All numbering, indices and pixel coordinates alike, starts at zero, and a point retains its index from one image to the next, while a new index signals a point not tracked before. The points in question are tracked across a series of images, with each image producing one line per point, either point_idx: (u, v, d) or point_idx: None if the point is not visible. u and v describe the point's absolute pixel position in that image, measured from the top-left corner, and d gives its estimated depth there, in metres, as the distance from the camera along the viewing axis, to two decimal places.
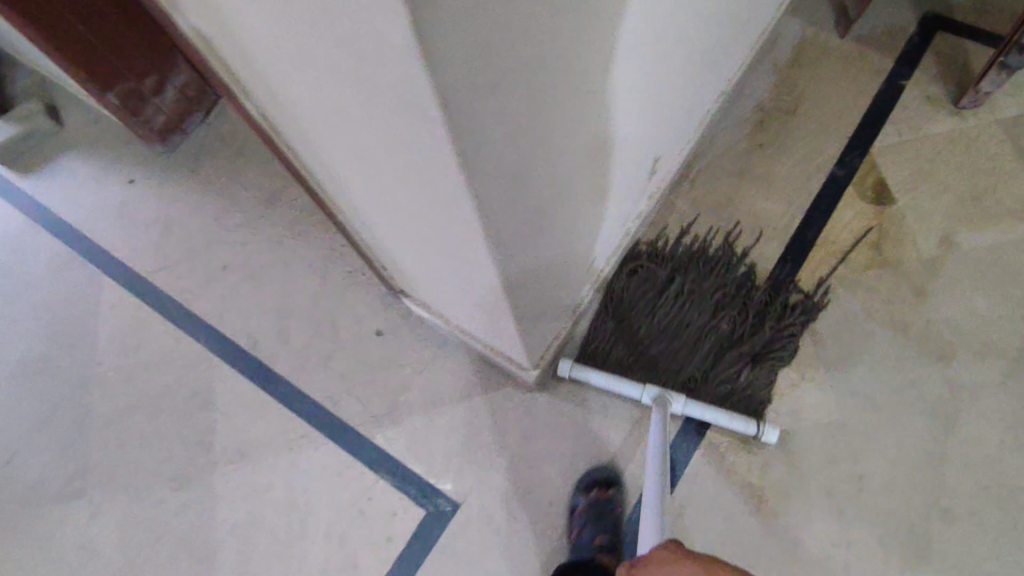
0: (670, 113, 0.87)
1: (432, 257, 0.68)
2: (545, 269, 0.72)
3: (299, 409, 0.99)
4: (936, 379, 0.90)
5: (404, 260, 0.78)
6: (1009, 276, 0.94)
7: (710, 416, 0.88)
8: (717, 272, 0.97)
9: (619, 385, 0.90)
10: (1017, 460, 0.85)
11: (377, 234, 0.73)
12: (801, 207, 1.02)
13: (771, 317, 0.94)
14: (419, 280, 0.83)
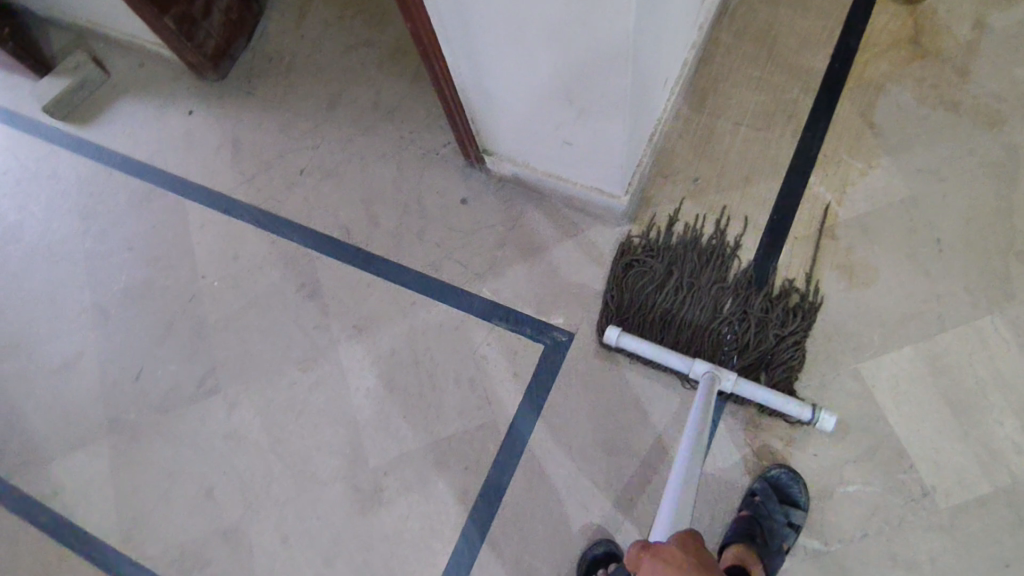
0: None
1: (544, 55, 0.75)
2: (646, 55, 0.80)
3: (404, 280, 1.05)
4: (990, 144, 0.97)
5: (502, 83, 0.85)
6: None
7: (762, 395, 0.85)
8: (712, 267, 0.97)
9: (667, 357, 0.89)
10: None
11: (484, 50, 0.80)
12: (839, 18, 1.09)
13: (774, 321, 0.92)
14: (511, 111, 0.91)
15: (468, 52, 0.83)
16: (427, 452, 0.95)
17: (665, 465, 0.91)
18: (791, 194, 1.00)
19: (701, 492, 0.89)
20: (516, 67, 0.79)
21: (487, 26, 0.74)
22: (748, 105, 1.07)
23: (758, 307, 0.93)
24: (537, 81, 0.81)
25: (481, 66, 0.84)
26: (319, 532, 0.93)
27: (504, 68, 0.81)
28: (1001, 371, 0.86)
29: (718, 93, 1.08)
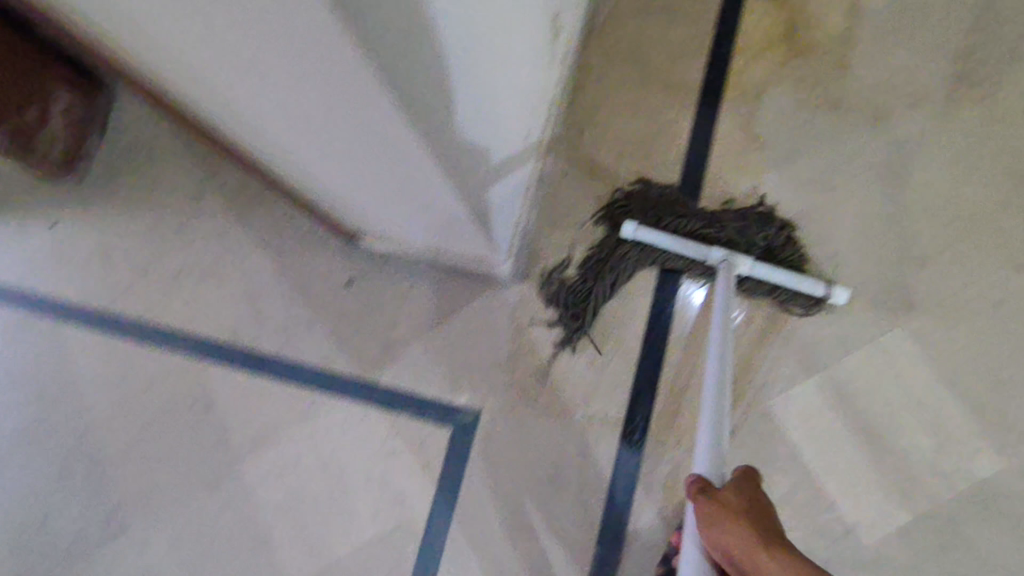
0: None
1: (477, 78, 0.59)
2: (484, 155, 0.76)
3: (301, 379, 1.00)
4: (876, 142, 0.93)
5: (459, 178, 0.69)
6: (923, 20, 0.95)
7: (781, 277, 0.83)
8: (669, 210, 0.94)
9: (684, 246, 0.89)
10: (970, 189, 0.89)
11: (425, 172, 0.63)
12: (711, 21, 1.02)
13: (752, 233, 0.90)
14: (476, 188, 0.76)
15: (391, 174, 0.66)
16: (348, 560, 0.93)
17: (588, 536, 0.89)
18: None
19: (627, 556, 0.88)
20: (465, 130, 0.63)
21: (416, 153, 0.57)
22: (628, 132, 1.00)
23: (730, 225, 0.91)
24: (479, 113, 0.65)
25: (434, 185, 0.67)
26: None
27: (459, 161, 0.65)
28: (908, 388, 0.84)
29: (597, 123, 1.01)
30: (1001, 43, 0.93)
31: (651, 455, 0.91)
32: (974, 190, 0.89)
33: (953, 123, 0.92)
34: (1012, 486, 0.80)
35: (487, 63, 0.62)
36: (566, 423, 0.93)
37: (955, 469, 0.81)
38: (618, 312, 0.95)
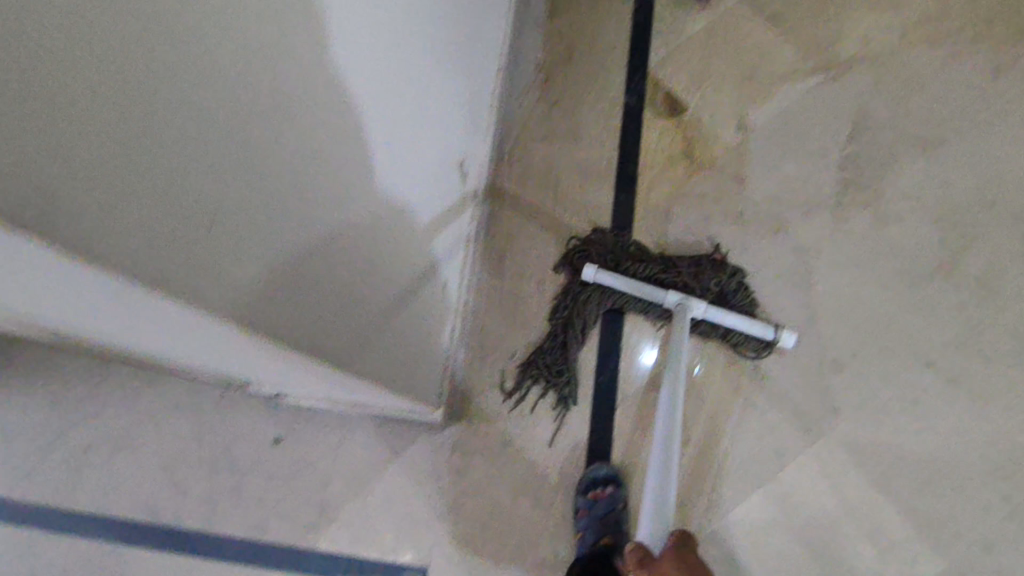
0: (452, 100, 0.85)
1: (384, 115, 0.60)
2: (386, 313, 0.69)
3: (232, 554, 0.93)
4: (781, 252, 0.97)
5: (392, 246, 0.69)
6: (805, 134, 1.02)
7: (734, 320, 0.88)
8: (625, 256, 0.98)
9: (642, 289, 0.90)
10: (871, 290, 0.94)
11: (366, 294, 0.62)
12: (613, 143, 1.06)
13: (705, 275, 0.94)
14: (411, 254, 0.76)
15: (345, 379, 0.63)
16: None
17: None
18: (609, 350, 0.96)
19: None
20: (391, 162, 0.64)
21: (348, 278, 0.57)
22: (547, 259, 1.02)
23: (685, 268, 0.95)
24: (399, 141, 0.66)
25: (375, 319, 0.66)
26: None
27: (390, 200, 0.65)
28: (843, 495, 0.87)
29: (515, 252, 1.03)
30: (879, 150, 1.00)
31: None
32: (877, 293, 0.94)
33: (847, 228, 0.97)
34: None
35: (359, 224, 0.57)
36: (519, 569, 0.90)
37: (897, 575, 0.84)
38: (552, 445, 0.94)
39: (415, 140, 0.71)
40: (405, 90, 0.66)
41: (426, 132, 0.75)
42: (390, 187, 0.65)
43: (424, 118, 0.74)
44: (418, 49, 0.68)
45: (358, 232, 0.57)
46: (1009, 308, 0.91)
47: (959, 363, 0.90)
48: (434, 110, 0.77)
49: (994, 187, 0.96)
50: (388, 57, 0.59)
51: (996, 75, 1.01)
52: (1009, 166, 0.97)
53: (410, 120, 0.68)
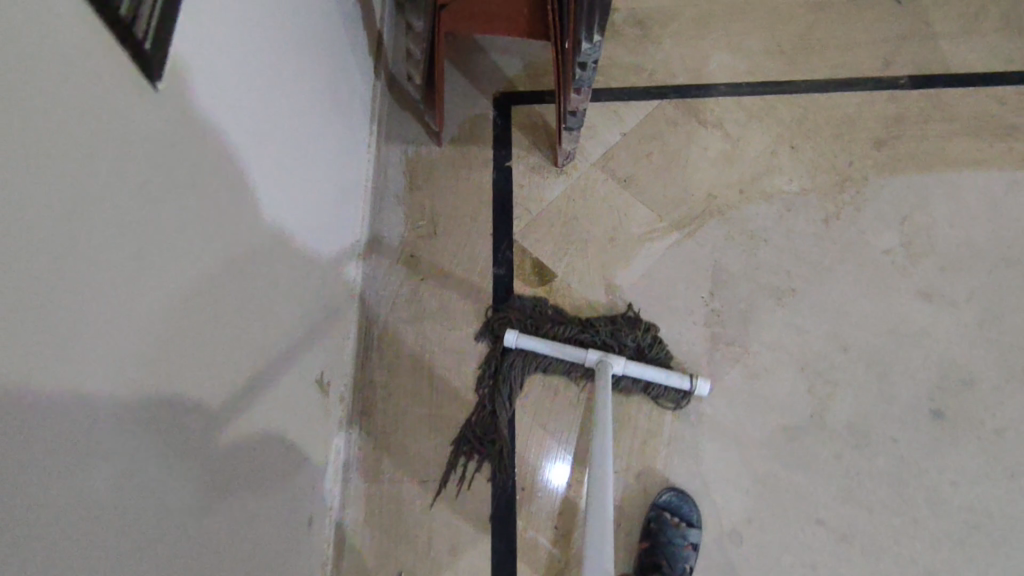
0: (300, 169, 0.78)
1: (259, 149, 0.64)
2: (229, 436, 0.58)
3: None
4: (665, 420, 0.97)
5: (275, 312, 0.71)
6: (671, 294, 1.05)
7: (651, 373, 0.94)
8: (544, 319, 1.02)
9: (562, 350, 0.95)
10: (756, 449, 0.94)
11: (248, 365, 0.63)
12: (486, 318, 1.04)
13: (622, 329, 1.01)
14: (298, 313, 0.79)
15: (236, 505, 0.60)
16: None
17: None
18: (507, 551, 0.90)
19: None
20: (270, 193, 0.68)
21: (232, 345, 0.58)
22: (427, 452, 0.96)
23: (602, 325, 1.01)
24: (276, 170, 0.70)
25: (258, 381, 0.65)
26: None
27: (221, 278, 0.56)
28: None
29: (392, 448, 0.96)
30: (739, 303, 1.04)
31: None
32: (760, 451, 0.94)
33: (724, 387, 0.98)
34: None
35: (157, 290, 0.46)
36: None
37: None
38: None
39: (285, 166, 0.73)
40: (279, 127, 0.71)
41: (304, 172, 0.80)
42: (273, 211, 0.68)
43: (301, 161, 0.79)
44: (279, 65, 0.70)
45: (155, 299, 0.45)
46: (880, 454, 0.93)
47: (850, 518, 0.90)
48: (310, 153, 0.83)
49: (846, 330, 1.02)
50: (245, 61, 0.59)
51: (826, 223, 1.10)
52: (855, 309, 1.03)
53: (286, 151, 0.73)
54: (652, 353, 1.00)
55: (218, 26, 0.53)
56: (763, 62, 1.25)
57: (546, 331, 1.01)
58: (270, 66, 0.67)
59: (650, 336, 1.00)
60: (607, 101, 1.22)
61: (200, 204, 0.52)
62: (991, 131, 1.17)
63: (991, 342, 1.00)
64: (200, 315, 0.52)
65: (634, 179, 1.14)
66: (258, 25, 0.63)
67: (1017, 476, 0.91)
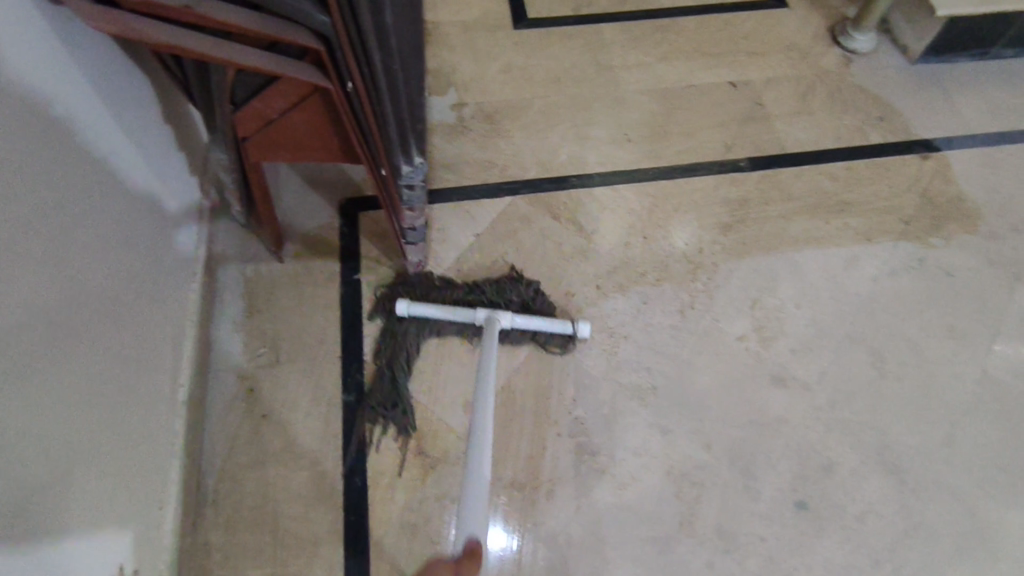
0: (94, 206, 0.77)
1: (7, 176, 0.62)
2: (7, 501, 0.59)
3: None
4: (532, 547, 0.91)
5: (61, 383, 0.68)
6: (533, 404, 1.01)
7: (536, 321, 1.01)
8: (431, 287, 1.07)
9: (452, 312, 1.00)
10: (627, 566, 0.90)
11: (15, 444, 0.61)
12: (335, 453, 0.95)
13: (507, 284, 1.07)
14: (99, 326, 0.76)
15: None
16: None
17: None
18: None
19: None
20: (35, 212, 0.66)
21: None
22: None
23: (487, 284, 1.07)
24: (45, 182, 0.68)
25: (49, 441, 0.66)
26: None
27: None
28: None
29: None
30: (601, 407, 1.01)
31: None
32: (632, 569, 0.90)
33: (592, 501, 0.94)
34: None
35: None
36: None
37: None
38: None
39: (70, 212, 0.72)
40: (47, 137, 0.68)
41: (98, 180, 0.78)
42: (36, 233, 0.66)
43: (92, 212, 0.76)
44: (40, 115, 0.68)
45: None
46: (750, 557, 0.91)
47: None
48: (107, 161, 0.80)
49: (708, 426, 1.01)
50: None
51: (682, 313, 1.10)
52: (715, 400, 1.03)
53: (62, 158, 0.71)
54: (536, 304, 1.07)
55: None
56: (611, 151, 1.27)
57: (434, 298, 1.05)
58: (25, 89, 0.65)
59: (532, 289, 1.08)
60: (459, 200, 1.19)
61: None
62: (825, 207, 1.23)
63: (844, 424, 1.02)
64: None
65: (489, 276, 1.11)
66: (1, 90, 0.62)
67: (880, 564, 0.92)
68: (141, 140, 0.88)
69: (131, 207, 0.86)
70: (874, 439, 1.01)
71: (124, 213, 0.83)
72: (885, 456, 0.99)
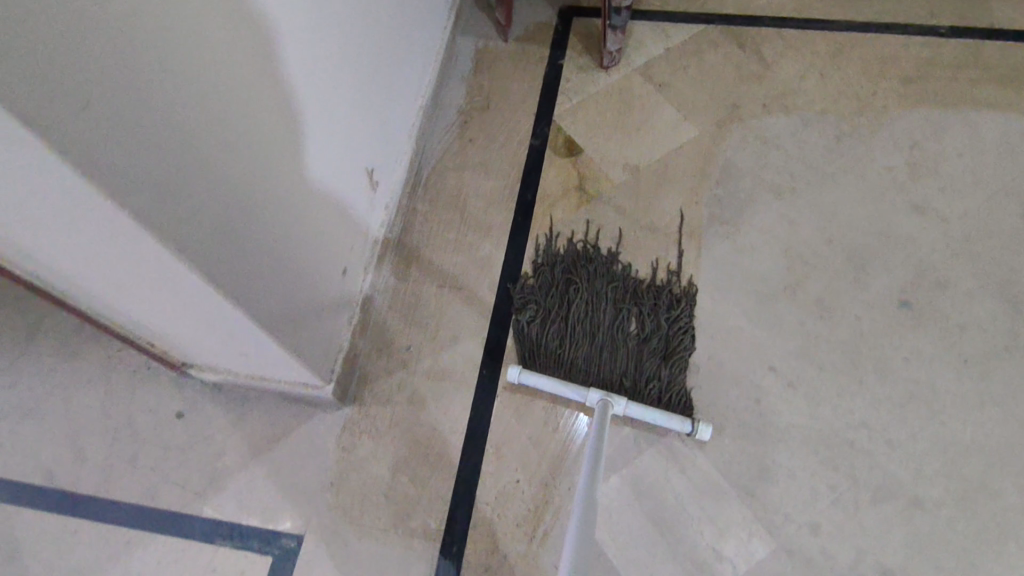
0: (367, 150, 1.02)
1: (334, 101, 0.88)
2: (326, 282, 0.95)
3: (120, 517, 0.97)
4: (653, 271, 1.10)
5: (349, 231, 1.00)
6: (681, 177, 1.18)
7: (650, 416, 0.94)
8: (589, 280, 1.06)
9: (565, 388, 0.96)
10: (729, 304, 1.06)
11: (332, 254, 0.96)
12: (516, 176, 1.22)
13: (653, 330, 1.01)
14: (350, 215, 0.99)
15: (317, 341, 0.94)
16: None
17: None
18: (497, 345, 1.07)
19: None
20: (340, 123, 0.91)
21: (285, 212, 0.79)
22: (448, 267, 1.13)
23: (647, 303, 1.04)
24: (349, 82, 0.92)
25: (344, 263, 1.00)
26: None
27: (291, 207, 0.80)
28: (692, 480, 0.93)
29: (421, 259, 1.14)
30: (740, 193, 1.16)
31: (470, 551, 0.93)
32: (732, 307, 1.06)
33: (711, 255, 1.11)
34: (784, 567, 0.88)
35: (298, 199, 0.82)
36: (387, 529, 0.95)
37: (735, 554, 0.89)
38: (436, 424, 1.01)
39: (348, 149, 0.95)
40: (355, 87, 0.94)
41: (342, 102, 0.90)
42: (309, 143, 0.82)
43: (364, 146, 1.00)
44: (354, 75, 0.93)
45: (297, 204, 0.82)
46: (840, 325, 1.03)
47: (799, 369, 1.00)
48: (342, 84, 0.89)
49: (834, 228, 1.12)
50: (325, 70, 0.83)
51: (838, 139, 1.20)
52: (847, 211, 1.13)
53: (349, 73, 0.91)
54: (678, 350, 1.00)
55: (318, 49, 0.80)
56: (810, 2, 1.36)
57: (577, 307, 1.03)
58: (355, 48, 0.92)
59: (680, 337, 1.01)
60: (658, 21, 1.37)
61: (302, 174, 0.82)
62: (1020, 81, 1.23)
63: (973, 255, 1.07)
64: (305, 216, 0.85)
65: (671, 79, 1.29)
66: (345, 54, 0.89)
67: (969, 365, 0.99)
68: (422, 48, 1.20)
69: (407, 85, 1.15)
70: (1000, 273, 1.05)
71: (392, 132, 1.11)
72: (1006, 287, 1.04)
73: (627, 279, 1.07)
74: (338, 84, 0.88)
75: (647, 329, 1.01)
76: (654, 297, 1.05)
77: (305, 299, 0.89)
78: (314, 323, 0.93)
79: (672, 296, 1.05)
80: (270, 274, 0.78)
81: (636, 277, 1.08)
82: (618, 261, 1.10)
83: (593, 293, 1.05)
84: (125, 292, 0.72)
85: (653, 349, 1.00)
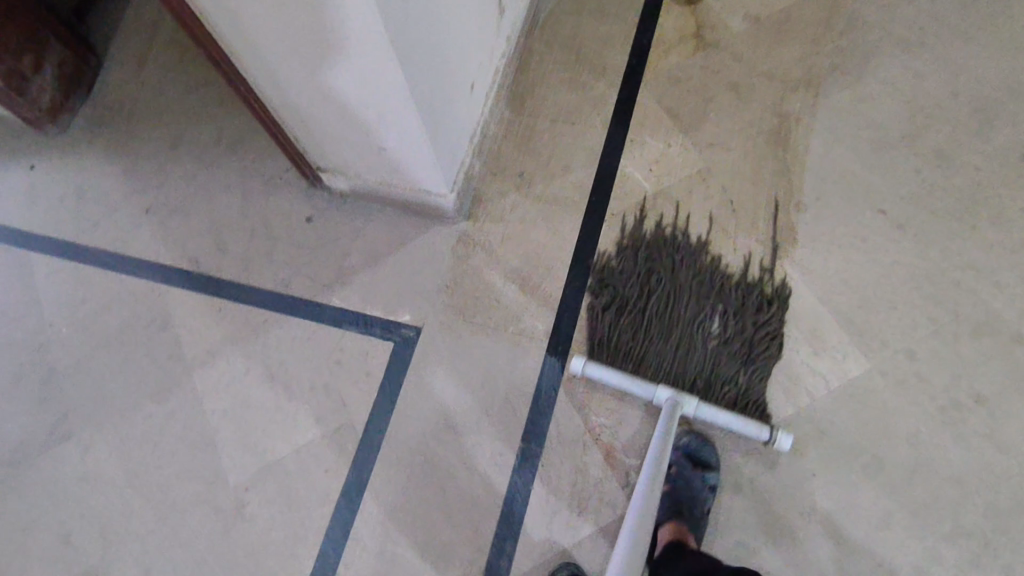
0: (454, 97, 0.97)
1: (421, 62, 0.82)
2: (460, 91, 0.99)
3: (258, 301, 1.08)
4: (768, 116, 1.10)
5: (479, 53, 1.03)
6: (803, 29, 1.16)
7: (726, 419, 0.89)
8: (670, 271, 1.02)
9: (634, 384, 0.92)
10: (843, 153, 1.06)
11: (468, 65, 1.00)
12: (633, 19, 1.21)
13: (734, 333, 0.97)
14: (438, 157, 0.97)
15: (450, 145, 1.00)
16: (303, 447, 0.99)
17: (518, 424, 0.98)
18: (607, 176, 1.10)
19: (551, 439, 0.96)
20: (426, 82, 0.85)
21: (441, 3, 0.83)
22: (561, 104, 1.16)
23: (732, 302, 0.98)
24: (440, 32, 0.86)
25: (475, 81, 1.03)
26: (202, 524, 0.97)
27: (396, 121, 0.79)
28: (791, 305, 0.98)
29: (535, 95, 1.17)
30: (864, 46, 1.13)
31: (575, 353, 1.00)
32: (846, 154, 1.06)
33: (829, 104, 1.10)
34: (877, 385, 0.92)
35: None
36: (498, 329, 1.03)
37: (828, 371, 0.94)
38: (546, 242, 1.06)
39: (431, 110, 0.90)
40: (444, 39, 0.88)
41: (427, 67, 0.85)
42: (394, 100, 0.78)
43: (449, 99, 0.95)
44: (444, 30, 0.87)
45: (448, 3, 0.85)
46: (958, 176, 1.02)
47: (911, 214, 1.01)
48: (432, 37, 0.84)
49: (962, 82, 1.08)
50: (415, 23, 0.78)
51: None
52: (978, 67, 1.09)
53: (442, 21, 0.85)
54: (759, 355, 0.95)
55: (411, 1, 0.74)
56: None
57: (655, 300, 1.00)
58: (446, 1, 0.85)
59: (763, 340, 0.96)
60: None
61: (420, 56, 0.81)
62: None
63: None
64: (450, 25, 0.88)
65: None
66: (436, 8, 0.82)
67: None
68: None
69: None
70: None
71: None
72: None
73: (713, 274, 1.01)
74: (429, 37, 0.83)
75: (729, 331, 0.97)
76: (740, 296, 0.98)
77: (446, 98, 0.94)
78: (449, 125, 0.98)
79: (762, 297, 0.98)
80: (427, 54, 0.83)
81: (724, 270, 1.01)
82: (704, 251, 1.02)
83: (675, 284, 1.01)
84: (299, 61, 0.78)
85: (733, 353, 0.95)
